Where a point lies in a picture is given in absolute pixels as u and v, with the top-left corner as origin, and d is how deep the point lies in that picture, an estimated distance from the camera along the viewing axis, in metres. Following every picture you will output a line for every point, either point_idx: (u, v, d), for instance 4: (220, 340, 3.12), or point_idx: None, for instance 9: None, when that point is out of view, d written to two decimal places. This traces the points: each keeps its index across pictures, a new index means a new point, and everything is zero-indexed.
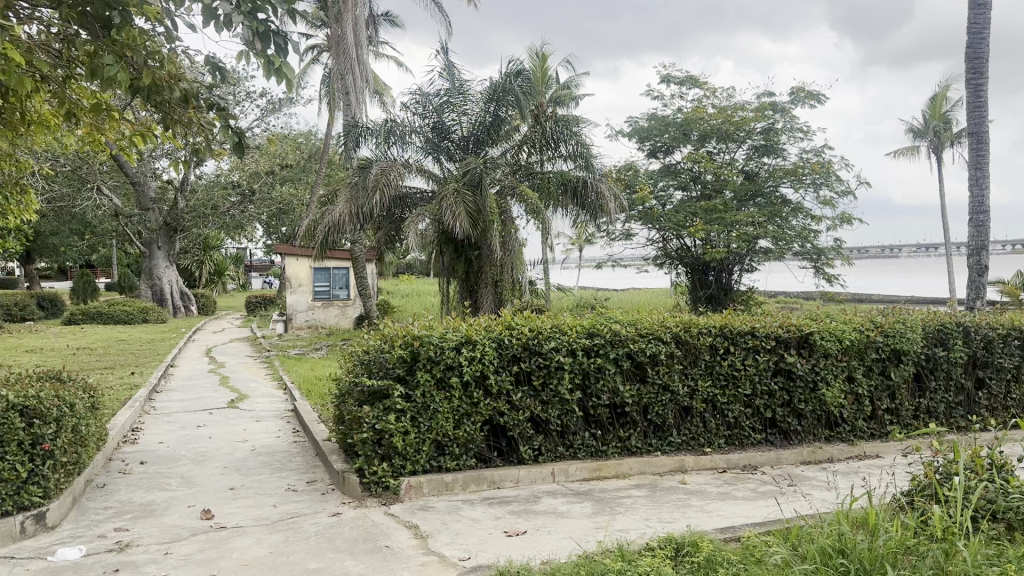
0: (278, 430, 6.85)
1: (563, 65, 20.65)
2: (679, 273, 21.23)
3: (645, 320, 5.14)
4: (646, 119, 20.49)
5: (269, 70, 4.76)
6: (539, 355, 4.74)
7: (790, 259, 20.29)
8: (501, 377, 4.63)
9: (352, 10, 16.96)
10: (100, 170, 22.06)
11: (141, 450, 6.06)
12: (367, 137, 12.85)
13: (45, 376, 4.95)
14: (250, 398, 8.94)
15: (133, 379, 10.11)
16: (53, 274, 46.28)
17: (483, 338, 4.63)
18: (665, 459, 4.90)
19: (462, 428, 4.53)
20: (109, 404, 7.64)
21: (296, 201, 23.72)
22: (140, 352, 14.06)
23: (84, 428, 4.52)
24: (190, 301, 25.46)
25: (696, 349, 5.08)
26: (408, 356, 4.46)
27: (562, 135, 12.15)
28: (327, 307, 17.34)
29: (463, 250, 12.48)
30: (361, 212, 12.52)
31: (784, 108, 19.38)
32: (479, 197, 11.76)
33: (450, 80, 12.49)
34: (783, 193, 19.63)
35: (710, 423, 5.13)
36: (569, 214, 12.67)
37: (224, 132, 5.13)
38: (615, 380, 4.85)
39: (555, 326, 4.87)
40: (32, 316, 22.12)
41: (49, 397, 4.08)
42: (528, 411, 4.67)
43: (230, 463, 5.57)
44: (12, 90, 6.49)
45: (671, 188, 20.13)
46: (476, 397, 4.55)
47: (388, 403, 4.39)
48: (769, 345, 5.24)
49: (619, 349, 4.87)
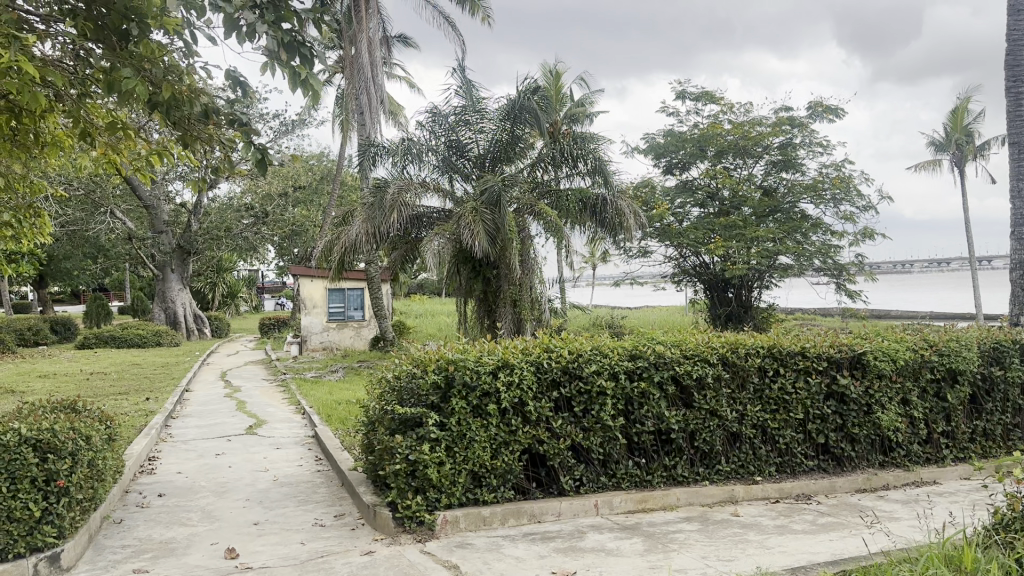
0: (300, 458, 6.59)
1: (577, 82, 20.51)
2: (698, 290, 20.94)
3: (689, 340, 4.87)
4: (662, 135, 20.29)
5: (295, 82, 4.54)
6: (579, 380, 4.47)
7: (811, 275, 19.94)
8: (541, 403, 4.36)
9: (366, 31, 16.90)
10: (114, 194, 22.03)
11: (159, 481, 5.80)
12: (382, 156, 12.66)
13: (60, 406, 4.72)
14: (268, 424, 8.69)
15: (148, 405, 9.90)
16: (67, 298, 46.35)
17: (520, 361, 4.38)
18: (714, 489, 4.61)
19: (500, 458, 4.25)
20: (124, 431, 7.42)
21: (309, 222, 23.59)
22: (154, 377, 13.85)
23: (102, 461, 4.28)
24: (204, 323, 25.30)
25: (744, 372, 4.81)
26: (441, 382, 4.21)
27: (578, 151, 11.92)
28: (343, 328, 17.12)
29: (481, 269, 12.27)
30: (377, 232, 12.32)
31: (802, 123, 19.12)
32: (498, 214, 11.48)
33: (467, 97, 12.29)
34: (803, 208, 19.34)
35: (760, 450, 4.84)
36: (588, 231, 12.48)
37: (247, 148, 4.92)
38: (660, 405, 4.57)
39: (595, 348, 4.61)
40: (46, 340, 22.00)
41: (65, 429, 3.85)
42: (570, 439, 4.39)
43: (253, 495, 5.31)
44: (25, 110, 6.35)
45: (688, 205, 19.89)
46: (514, 424, 4.28)
47: (422, 432, 4.12)
48: (821, 366, 4.97)
49: (664, 372, 4.60)
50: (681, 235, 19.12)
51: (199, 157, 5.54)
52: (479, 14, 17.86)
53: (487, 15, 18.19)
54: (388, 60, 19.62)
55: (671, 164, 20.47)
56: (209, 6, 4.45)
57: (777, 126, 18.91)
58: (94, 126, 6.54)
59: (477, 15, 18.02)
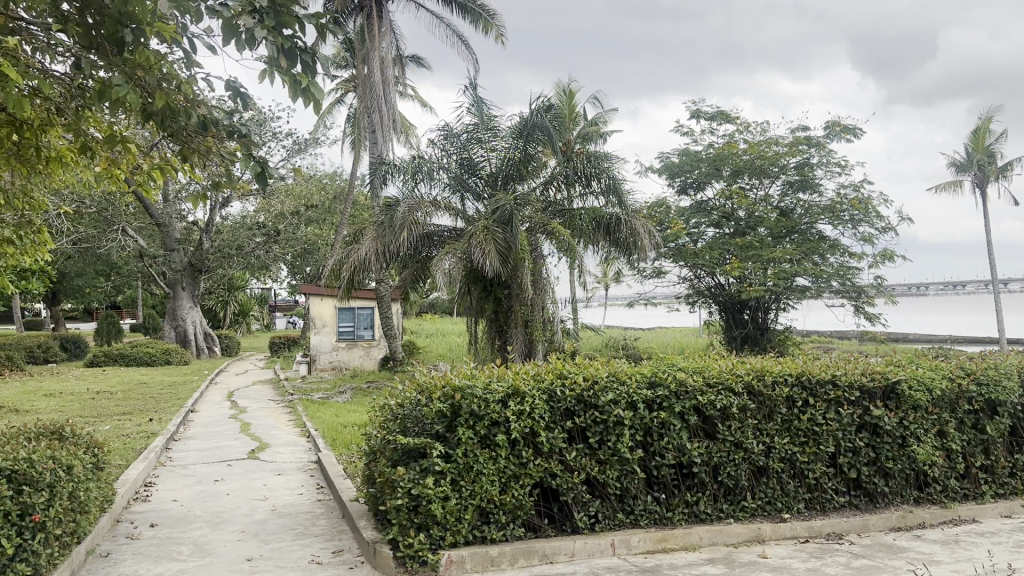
0: (301, 485, 6.31)
1: (591, 101, 20.34)
2: (712, 311, 20.61)
3: (713, 367, 4.58)
4: (677, 154, 20.04)
5: (296, 91, 4.28)
6: (595, 409, 4.18)
7: (829, 297, 19.56)
8: (554, 433, 4.08)
9: (378, 49, 16.78)
10: (126, 211, 21.95)
11: (153, 510, 5.53)
12: (393, 174, 12.48)
13: (45, 433, 4.46)
14: (271, 448, 8.41)
15: (151, 426, 9.65)
16: (79, 314, 46.35)
17: (532, 388, 4.10)
18: (739, 528, 4.31)
19: (510, 493, 3.95)
20: (121, 455, 7.17)
21: (321, 241, 23.45)
22: (160, 396, 13.63)
23: (86, 492, 4.02)
24: (213, 341, 25.13)
25: (771, 401, 4.52)
26: (447, 411, 3.94)
27: (593, 170, 11.73)
28: (352, 347, 16.88)
29: (492, 288, 12.01)
30: (387, 251, 12.12)
31: (820, 142, 18.84)
32: (510, 233, 11.20)
33: (478, 115, 12.11)
34: (820, 229, 19.05)
35: (788, 485, 4.54)
36: (601, 250, 12.21)
37: (247, 160, 4.66)
38: (682, 437, 4.27)
39: (612, 375, 4.32)
40: (55, 358, 21.85)
41: (43, 459, 3.58)
42: (584, 472, 4.09)
43: (249, 527, 5.03)
44: (25, 123, 6.18)
45: (703, 225, 19.62)
46: (525, 456, 3.99)
47: (426, 464, 3.85)
48: (853, 396, 4.68)
49: (685, 402, 4.30)
50: (696, 255, 18.81)
51: (200, 170, 5.32)
52: (492, 33, 17.73)
53: (500, 34, 18.06)
54: (401, 79, 19.52)
55: (687, 184, 20.22)
56: (206, 10, 4.22)
57: (794, 146, 18.61)
58: (96, 140, 6.37)
59: (490, 33, 17.90)
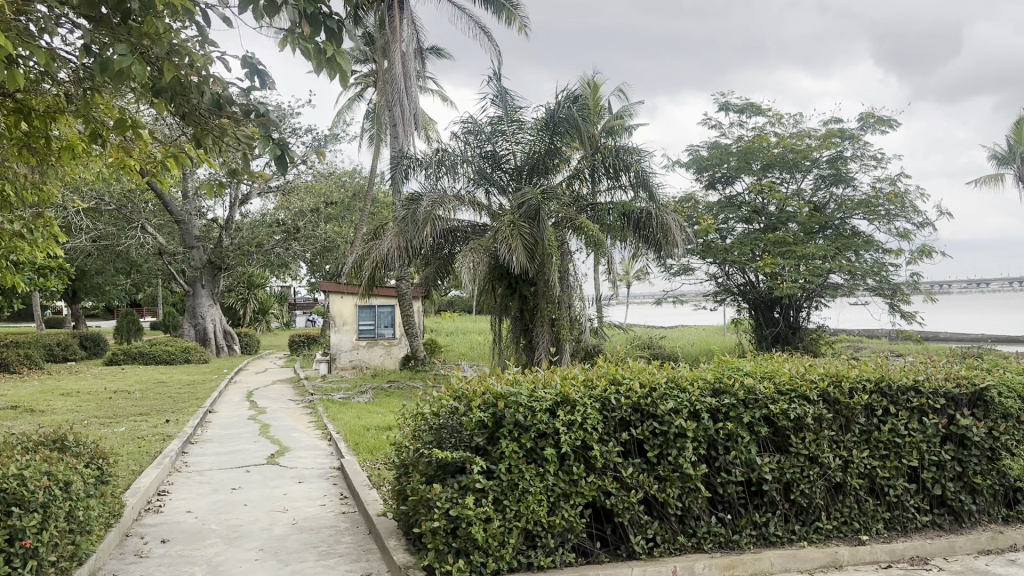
0: (322, 496, 5.89)
1: (615, 94, 19.85)
2: (741, 309, 20.09)
3: (782, 372, 4.13)
4: (706, 148, 19.45)
5: (320, 61, 3.86)
6: (654, 419, 3.72)
7: (863, 295, 18.95)
8: (609, 446, 3.62)
9: (399, 41, 16.34)
10: (144, 208, 21.70)
11: (165, 523, 5.13)
12: (414, 168, 12.08)
13: (44, 444, 4.07)
14: (292, 452, 8.03)
15: (167, 428, 9.29)
16: (100, 313, 46.40)
17: (583, 396, 3.66)
18: (815, 552, 3.84)
19: (560, 514, 3.49)
20: (134, 461, 6.80)
21: (340, 238, 23.09)
22: (179, 396, 13.29)
23: (89, 511, 3.61)
24: (233, 339, 24.87)
25: (848, 410, 4.07)
26: (489, 421, 3.52)
27: (620, 164, 11.12)
28: (373, 346, 16.49)
29: (517, 286, 11.58)
30: (409, 247, 11.72)
31: (854, 135, 18.19)
32: (537, 228, 10.69)
33: (503, 107, 11.60)
34: (855, 225, 18.42)
35: (866, 504, 4.09)
36: (630, 247, 11.73)
37: (265, 143, 4.24)
38: (751, 450, 3.81)
39: (671, 381, 3.87)
40: (75, 356, 21.67)
41: (36, 476, 3.16)
42: (642, 491, 3.62)
43: (268, 544, 4.62)
44: (32, 111, 5.84)
45: (732, 221, 19.09)
46: (576, 473, 3.53)
47: (465, 482, 3.42)
48: (938, 404, 4.21)
49: (755, 411, 3.85)
50: (727, 251, 18.24)
51: (216, 156, 4.91)
52: (515, 24, 17.26)
53: (523, 24, 17.60)
54: (422, 73, 19.14)
55: (715, 179, 19.70)
56: None
57: (827, 138, 17.96)
58: (104, 125, 5.97)
59: (514, 24, 17.45)
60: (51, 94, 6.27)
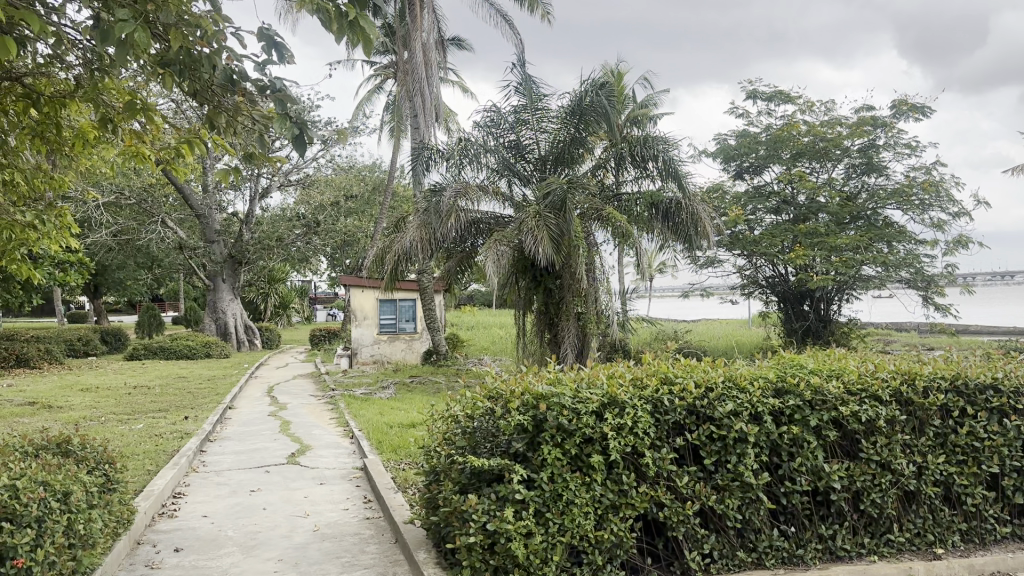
0: (346, 500, 5.58)
1: (640, 82, 19.39)
2: (769, 301, 19.63)
3: (849, 369, 3.78)
4: (734, 137, 18.95)
5: (342, 26, 3.53)
6: (711, 422, 3.36)
7: (895, 287, 18.40)
8: (663, 453, 3.26)
9: (420, 30, 15.94)
10: (165, 202, 21.52)
11: (179, 529, 4.84)
12: (436, 160, 11.76)
13: (46, 449, 3.77)
14: (313, 451, 7.72)
15: (186, 425, 9.06)
16: (123, 308, 46.63)
17: (633, 398, 3.30)
18: (886, 568, 3.47)
19: (608, 528, 3.13)
20: (148, 462, 6.52)
21: (360, 232, 22.83)
22: (199, 392, 13.06)
23: (96, 524, 3.30)
24: (255, 334, 24.66)
25: (923, 412, 3.71)
26: (528, 425, 3.19)
27: (647, 152, 10.70)
28: (394, 341, 16.20)
29: (541, 279, 11.21)
30: (433, 239, 11.38)
31: (887, 123, 17.51)
32: (563, 220, 10.33)
33: (526, 95, 11.20)
34: (888, 215, 17.84)
35: (941, 514, 3.72)
36: (658, 237, 11.37)
37: (283, 122, 3.91)
38: (819, 456, 3.46)
39: (729, 379, 3.51)
40: (96, 351, 21.56)
41: (32, 487, 2.85)
42: (699, 502, 3.26)
43: (288, 553, 4.31)
44: (39, 97, 5.55)
45: (761, 212, 18.59)
46: (626, 482, 3.18)
47: (505, 492, 3.09)
48: (1021, 404, 3.83)
49: (822, 412, 3.49)
50: (756, 243, 17.78)
51: (230, 140, 4.62)
52: (538, 11, 16.85)
53: (546, 12, 17.19)
54: (442, 63, 18.79)
55: (742, 169, 19.23)
56: None
57: (858, 126, 17.35)
58: (116, 108, 5.68)
59: (536, 12, 17.03)
60: (61, 78, 5.99)
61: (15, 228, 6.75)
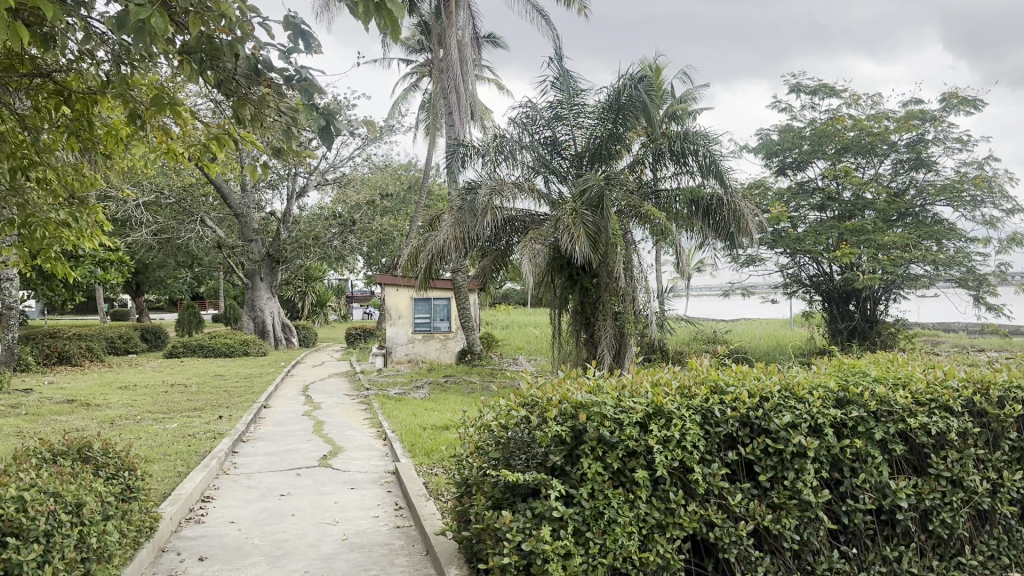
0: (377, 506, 5.39)
1: (680, 77, 19.00)
2: (813, 301, 19.12)
3: (916, 377, 3.50)
4: (776, 132, 18.47)
5: (370, 9, 3.29)
6: (765, 435, 3.10)
7: (945, 287, 17.79)
8: (715, 468, 3.01)
9: (456, 27, 15.75)
10: (203, 200, 21.62)
11: (205, 536, 4.68)
12: (472, 156, 11.56)
13: (64, 456, 3.62)
14: (345, 453, 7.56)
15: (219, 425, 8.97)
16: (164, 305, 47.32)
17: (681, 407, 3.05)
18: None
19: (654, 549, 2.88)
20: (178, 464, 6.40)
21: (396, 231, 22.75)
22: (235, 390, 13.02)
23: (112, 536, 3.13)
24: (292, 332, 24.71)
25: (998, 425, 3.43)
26: (567, 436, 2.95)
27: (688, 147, 10.38)
28: (428, 340, 16.06)
29: (579, 277, 10.93)
30: (468, 237, 11.17)
31: (937, 117, 16.91)
32: (599, 216, 10.06)
33: (563, 90, 10.91)
34: (938, 212, 17.26)
35: (1014, 534, 3.44)
36: (699, 235, 11.03)
37: (309, 114, 3.69)
38: (883, 472, 3.18)
39: (785, 387, 3.25)
40: (136, 348, 21.74)
41: (41, 500, 2.68)
42: (753, 521, 3.00)
43: (314, 565, 4.12)
44: (68, 92, 5.42)
45: (804, 208, 18.09)
46: (674, 500, 2.94)
47: (541, 509, 2.86)
48: None
49: (888, 424, 3.22)
50: (800, 241, 17.28)
51: (259, 134, 4.45)
52: (575, 5, 16.56)
53: (583, 6, 16.88)
54: (477, 60, 18.59)
55: (785, 164, 18.76)
56: None
57: (906, 121, 16.78)
58: (145, 104, 5.54)
59: (573, 7, 16.74)
60: (90, 73, 5.87)
61: (50, 227, 6.55)
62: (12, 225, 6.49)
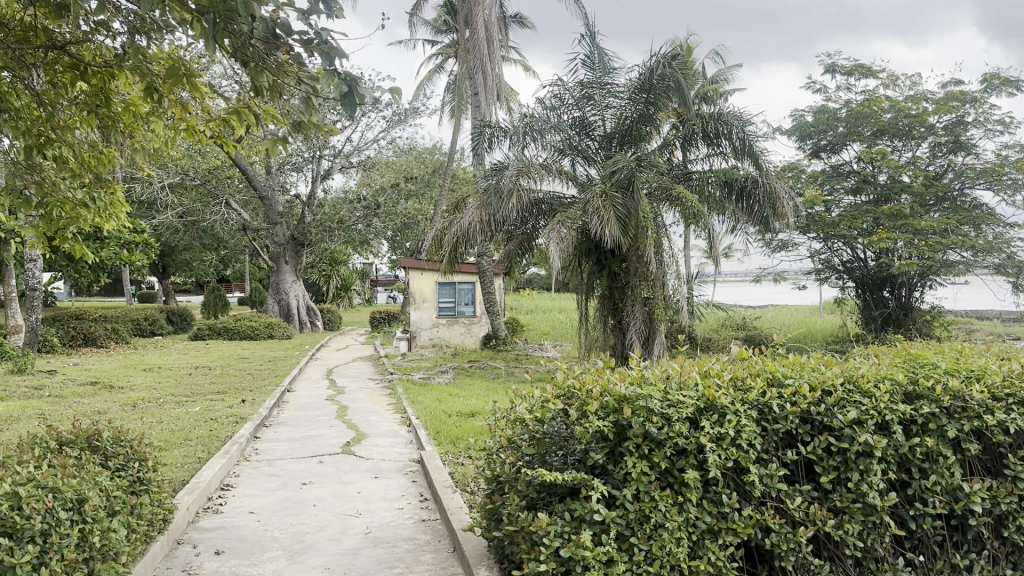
0: (400, 497, 5.17)
1: (713, 57, 18.53)
2: (846, 287, 18.65)
3: (991, 370, 3.18)
4: (811, 113, 17.97)
5: None
6: (827, 433, 2.83)
7: (982, 274, 17.24)
8: (772, 468, 2.74)
9: (483, 5, 15.39)
10: (228, 182, 21.52)
11: (221, 528, 4.49)
12: (499, 137, 11.29)
13: (71, 445, 3.43)
14: (369, 439, 7.38)
15: (241, 409, 8.82)
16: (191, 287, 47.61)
17: (735, 401, 2.77)
18: None
19: (705, 556, 2.63)
20: (197, 450, 6.23)
21: (420, 215, 22.53)
22: (259, 373, 12.90)
23: (120, 533, 2.92)
24: (316, 315, 24.62)
25: None
26: (610, 431, 2.70)
27: (721, 128, 10.10)
28: (453, 324, 15.85)
29: (605, 260, 10.66)
30: (493, 220, 10.93)
31: (977, 98, 16.35)
32: (631, 199, 9.77)
33: (593, 69, 10.58)
34: (976, 196, 16.72)
35: None
36: (732, 219, 10.66)
37: (329, 81, 3.38)
38: (956, 474, 2.89)
39: (848, 381, 2.96)
40: (161, 330, 21.75)
41: (36, 496, 2.47)
42: (814, 526, 2.73)
43: (336, 561, 3.90)
44: (83, 63, 5.19)
45: (839, 192, 17.59)
46: (727, 503, 2.67)
47: (581, 512, 2.61)
48: None
49: (961, 421, 2.93)
50: (834, 225, 16.82)
51: (277, 108, 4.19)
52: None
53: None
54: (503, 40, 18.25)
55: (820, 147, 18.27)
56: None
57: (945, 102, 16.23)
58: (163, 78, 5.31)
59: None
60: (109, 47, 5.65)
61: (67, 205, 6.19)
62: (30, 204, 6.21)
